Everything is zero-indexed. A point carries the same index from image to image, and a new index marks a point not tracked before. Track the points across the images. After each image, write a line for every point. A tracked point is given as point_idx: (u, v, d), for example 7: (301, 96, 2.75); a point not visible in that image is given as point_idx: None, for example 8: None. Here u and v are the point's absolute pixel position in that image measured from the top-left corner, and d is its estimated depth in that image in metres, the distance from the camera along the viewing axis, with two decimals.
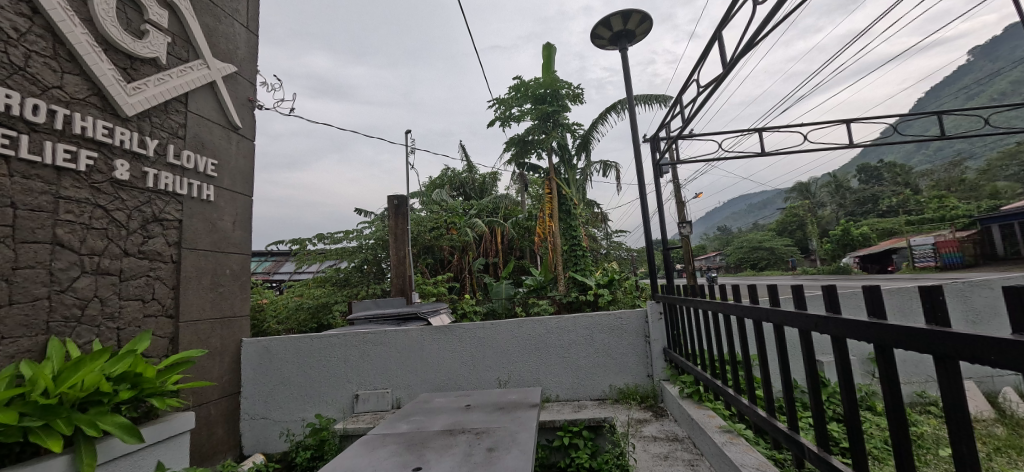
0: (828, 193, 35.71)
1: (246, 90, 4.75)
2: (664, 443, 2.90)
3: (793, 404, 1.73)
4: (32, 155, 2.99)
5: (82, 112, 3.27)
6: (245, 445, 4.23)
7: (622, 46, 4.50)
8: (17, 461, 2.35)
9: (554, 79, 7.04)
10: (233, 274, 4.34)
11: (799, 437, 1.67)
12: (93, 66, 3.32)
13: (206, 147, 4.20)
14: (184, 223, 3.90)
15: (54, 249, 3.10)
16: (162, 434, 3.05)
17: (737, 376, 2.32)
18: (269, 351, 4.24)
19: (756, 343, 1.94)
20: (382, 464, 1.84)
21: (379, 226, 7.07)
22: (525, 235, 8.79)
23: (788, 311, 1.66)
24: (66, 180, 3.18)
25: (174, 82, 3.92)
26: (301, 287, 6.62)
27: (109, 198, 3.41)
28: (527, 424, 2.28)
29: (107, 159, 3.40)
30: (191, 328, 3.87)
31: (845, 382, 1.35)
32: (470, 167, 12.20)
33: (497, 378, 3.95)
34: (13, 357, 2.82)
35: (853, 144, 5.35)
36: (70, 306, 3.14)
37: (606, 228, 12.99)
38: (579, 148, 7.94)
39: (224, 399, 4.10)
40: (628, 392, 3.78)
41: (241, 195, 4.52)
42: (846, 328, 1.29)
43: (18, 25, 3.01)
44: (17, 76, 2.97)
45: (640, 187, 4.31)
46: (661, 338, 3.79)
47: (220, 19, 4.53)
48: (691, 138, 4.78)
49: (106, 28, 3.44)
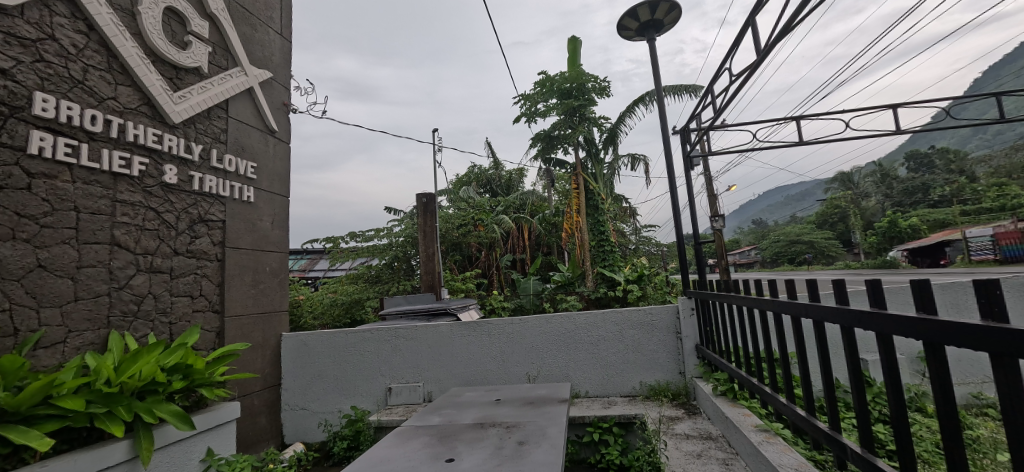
0: (874, 182, 33.76)
1: (281, 94, 4.96)
2: (696, 441, 2.85)
3: (834, 403, 1.66)
4: (92, 162, 3.20)
5: (134, 121, 3.48)
6: (286, 435, 4.43)
7: (650, 37, 4.41)
8: (85, 445, 2.55)
9: (580, 73, 6.98)
10: (273, 271, 4.55)
11: (841, 438, 1.60)
12: (142, 77, 3.54)
13: (246, 151, 4.42)
14: (227, 223, 4.13)
15: (113, 249, 3.33)
16: (210, 422, 3.23)
17: (775, 374, 2.21)
18: (307, 345, 4.42)
19: (795, 341, 1.85)
20: (415, 455, 1.90)
21: (409, 224, 7.26)
22: (553, 231, 8.93)
23: (828, 306, 1.57)
24: (122, 185, 3.40)
25: (215, 89, 4.14)
26: (335, 283, 6.83)
27: (160, 201, 3.63)
28: (556, 418, 2.29)
29: (157, 164, 3.63)
30: (235, 322, 4.09)
31: (891, 382, 1.28)
32: (496, 164, 12.37)
33: (526, 373, 3.97)
34: (79, 349, 3.07)
35: (900, 130, 5.05)
36: (128, 302, 3.37)
37: (636, 222, 12.86)
38: (606, 142, 7.84)
39: (266, 390, 4.31)
40: (659, 389, 3.74)
41: (278, 195, 4.74)
42: (891, 324, 1.22)
43: (76, 41, 3.23)
44: (77, 89, 3.19)
45: (670, 181, 4.22)
46: (693, 335, 3.73)
47: (256, 28, 4.74)
48: (724, 127, 4.63)
49: (153, 41, 3.65)
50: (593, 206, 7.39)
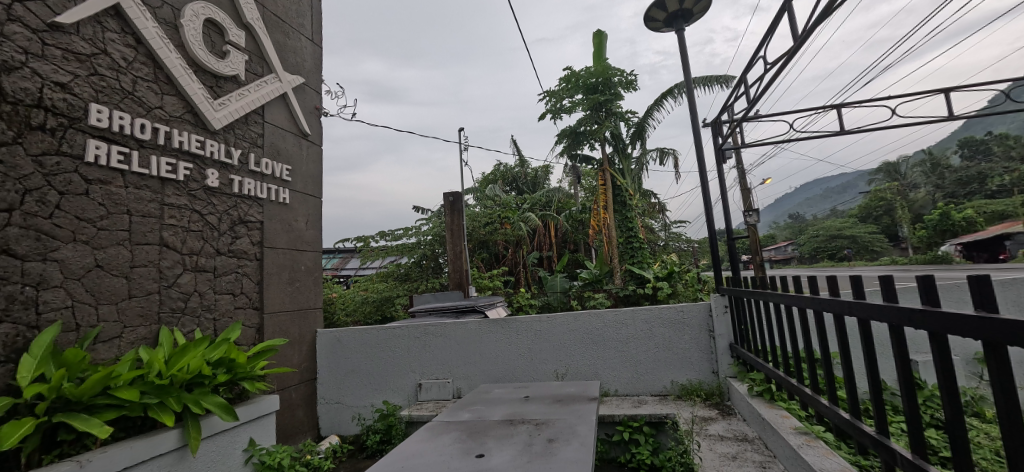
0: (923, 172, 31.74)
1: (313, 98, 5.13)
2: (731, 443, 2.77)
3: (882, 406, 1.57)
4: (142, 168, 3.40)
5: (179, 128, 3.68)
6: (322, 427, 4.59)
7: (678, 27, 4.30)
8: (141, 432, 2.74)
9: (606, 67, 6.88)
10: (307, 269, 4.73)
11: (889, 442, 1.51)
12: (186, 86, 3.73)
13: (281, 155, 4.60)
14: (264, 224, 4.32)
15: (162, 250, 3.53)
16: (252, 414, 3.39)
17: (815, 375, 2.12)
18: (340, 341, 4.57)
19: (838, 341, 1.76)
20: (447, 450, 1.93)
21: (436, 223, 7.38)
22: (579, 228, 8.96)
23: (873, 304, 1.49)
24: (169, 189, 3.60)
25: (252, 96, 4.32)
26: (366, 281, 7.02)
27: (204, 203, 3.83)
28: (586, 416, 2.28)
29: (200, 169, 3.83)
30: (273, 318, 4.28)
31: (947, 384, 1.20)
32: (522, 162, 12.39)
33: (554, 370, 3.97)
34: (134, 343, 3.28)
35: (953, 115, 4.72)
36: (176, 299, 3.57)
37: (665, 218, 12.60)
38: (634, 137, 7.71)
39: (303, 384, 4.48)
40: (691, 389, 3.65)
41: (312, 196, 4.91)
42: (944, 323, 1.14)
43: (126, 55, 3.42)
44: (128, 100, 3.39)
45: (701, 175, 4.11)
46: (727, 334, 3.63)
47: (289, 35, 4.91)
48: (758, 118, 4.46)
49: (195, 51, 3.84)
50: (620, 203, 7.28)
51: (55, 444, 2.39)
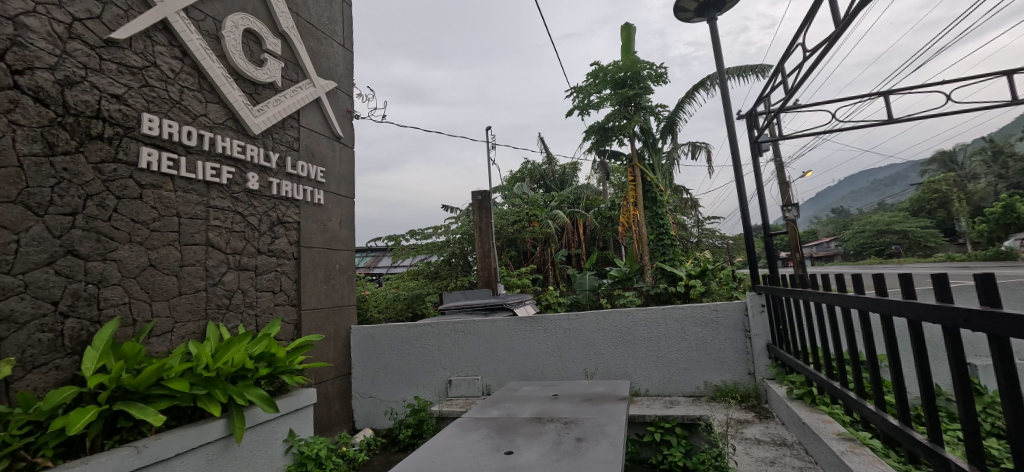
0: (984, 161, 29.40)
1: (345, 102, 5.29)
2: (769, 448, 2.66)
3: (935, 412, 1.47)
4: (189, 173, 3.61)
5: (222, 134, 3.88)
6: (357, 420, 4.74)
7: (710, 17, 4.16)
8: (191, 421, 2.92)
9: (634, 61, 6.74)
10: (341, 268, 4.90)
11: (943, 452, 1.41)
12: (227, 94, 3.93)
13: (316, 158, 4.78)
14: (301, 224, 4.50)
15: (208, 249, 3.74)
16: (292, 406, 3.55)
17: (861, 379, 2.01)
18: (373, 338, 4.70)
19: (886, 343, 1.66)
20: (476, 446, 1.96)
21: (465, 221, 7.47)
22: (609, 225, 8.88)
23: (924, 304, 1.39)
24: (214, 192, 3.80)
25: (288, 101, 4.50)
26: (397, 279, 7.19)
27: (245, 205, 4.02)
28: (616, 416, 2.25)
29: (242, 172, 4.03)
30: (310, 315, 4.45)
31: (1009, 391, 1.11)
32: (550, 159, 12.34)
33: (583, 369, 3.94)
34: (184, 337, 3.49)
35: (1018, 100, 4.35)
36: (221, 296, 3.78)
37: (697, 214, 12.25)
38: (664, 131, 7.52)
39: (339, 378, 4.64)
40: (725, 390, 3.55)
41: (345, 197, 5.07)
42: (1005, 325, 1.06)
43: (173, 66, 3.63)
44: (176, 109, 3.61)
45: (735, 169, 3.97)
46: (765, 334, 3.50)
47: (322, 41, 5.08)
48: (797, 108, 4.26)
49: (235, 61, 4.03)
50: (650, 199, 7.13)
51: (115, 431, 2.59)
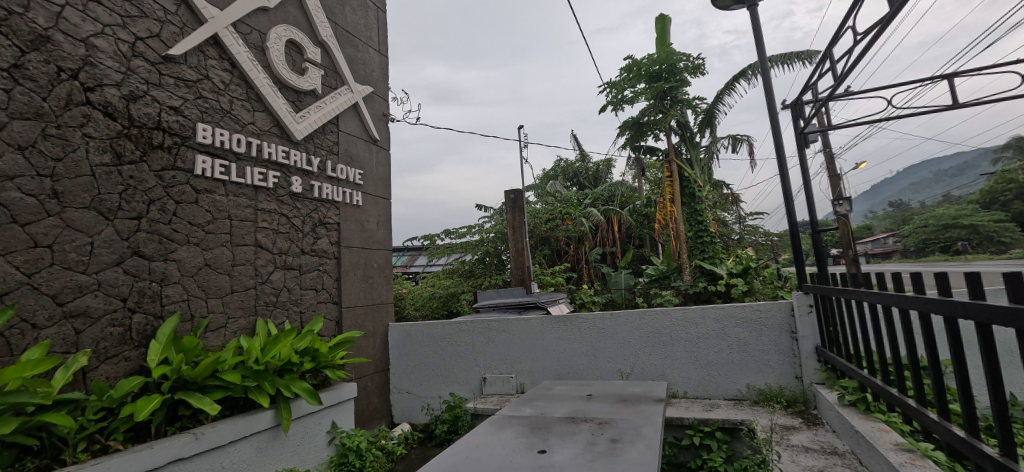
0: None
1: (381, 106, 5.45)
2: (818, 456, 2.52)
3: (1007, 424, 1.34)
4: (239, 178, 3.84)
5: (268, 141, 4.10)
6: (395, 415, 4.88)
7: (751, 3, 3.97)
8: (243, 411, 3.11)
9: (670, 53, 6.54)
10: (379, 267, 5.06)
11: (1018, 467, 1.29)
12: (272, 103, 4.15)
13: (354, 161, 4.95)
14: (341, 225, 4.68)
15: (257, 250, 3.97)
16: (334, 399, 3.71)
17: (922, 385, 1.86)
18: (410, 335, 4.82)
19: (950, 347, 1.53)
20: (510, 444, 1.97)
21: (498, 220, 7.52)
22: (643, 221, 8.49)
23: (992, 305, 1.28)
24: (261, 195, 4.02)
25: (328, 107, 4.69)
26: (433, 277, 7.34)
27: (290, 207, 4.23)
28: (652, 418, 2.20)
29: (286, 176, 4.24)
30: (351, 312, 4.63)
31: None
32: (583, 156, 12.21)
33: (618, 369, 3.88)
34: (237, 332, 3.72)
35: None
36: (269, 294, 4.00)
37: (739, 210, 11.75)
38: (702, 124, 7.25)
39: (377, 374, 4.79)
40: (770, 394, 3.39)
41: (381, 198, 5.23)
42: None
43: (224, 78, 3.87)
44: (227, 118, 3.84)
45: (779, 162, 3.77)
46: (813, 336, 3.31)
47: (359, 48, 5.25)
48: (848, 96, 3.99)
49: (279, 71, 4.25)
50: (688, 195, 6.91)
51: (177, 418, 2.80)
